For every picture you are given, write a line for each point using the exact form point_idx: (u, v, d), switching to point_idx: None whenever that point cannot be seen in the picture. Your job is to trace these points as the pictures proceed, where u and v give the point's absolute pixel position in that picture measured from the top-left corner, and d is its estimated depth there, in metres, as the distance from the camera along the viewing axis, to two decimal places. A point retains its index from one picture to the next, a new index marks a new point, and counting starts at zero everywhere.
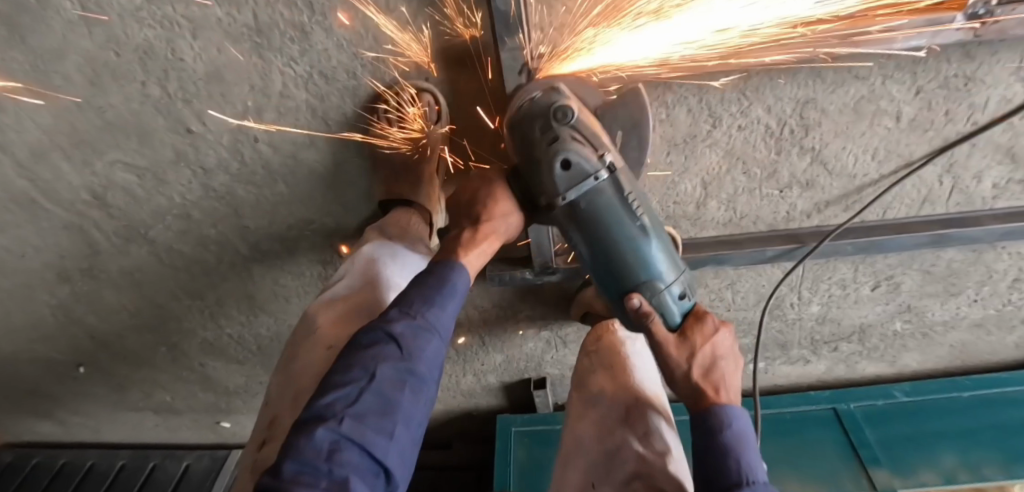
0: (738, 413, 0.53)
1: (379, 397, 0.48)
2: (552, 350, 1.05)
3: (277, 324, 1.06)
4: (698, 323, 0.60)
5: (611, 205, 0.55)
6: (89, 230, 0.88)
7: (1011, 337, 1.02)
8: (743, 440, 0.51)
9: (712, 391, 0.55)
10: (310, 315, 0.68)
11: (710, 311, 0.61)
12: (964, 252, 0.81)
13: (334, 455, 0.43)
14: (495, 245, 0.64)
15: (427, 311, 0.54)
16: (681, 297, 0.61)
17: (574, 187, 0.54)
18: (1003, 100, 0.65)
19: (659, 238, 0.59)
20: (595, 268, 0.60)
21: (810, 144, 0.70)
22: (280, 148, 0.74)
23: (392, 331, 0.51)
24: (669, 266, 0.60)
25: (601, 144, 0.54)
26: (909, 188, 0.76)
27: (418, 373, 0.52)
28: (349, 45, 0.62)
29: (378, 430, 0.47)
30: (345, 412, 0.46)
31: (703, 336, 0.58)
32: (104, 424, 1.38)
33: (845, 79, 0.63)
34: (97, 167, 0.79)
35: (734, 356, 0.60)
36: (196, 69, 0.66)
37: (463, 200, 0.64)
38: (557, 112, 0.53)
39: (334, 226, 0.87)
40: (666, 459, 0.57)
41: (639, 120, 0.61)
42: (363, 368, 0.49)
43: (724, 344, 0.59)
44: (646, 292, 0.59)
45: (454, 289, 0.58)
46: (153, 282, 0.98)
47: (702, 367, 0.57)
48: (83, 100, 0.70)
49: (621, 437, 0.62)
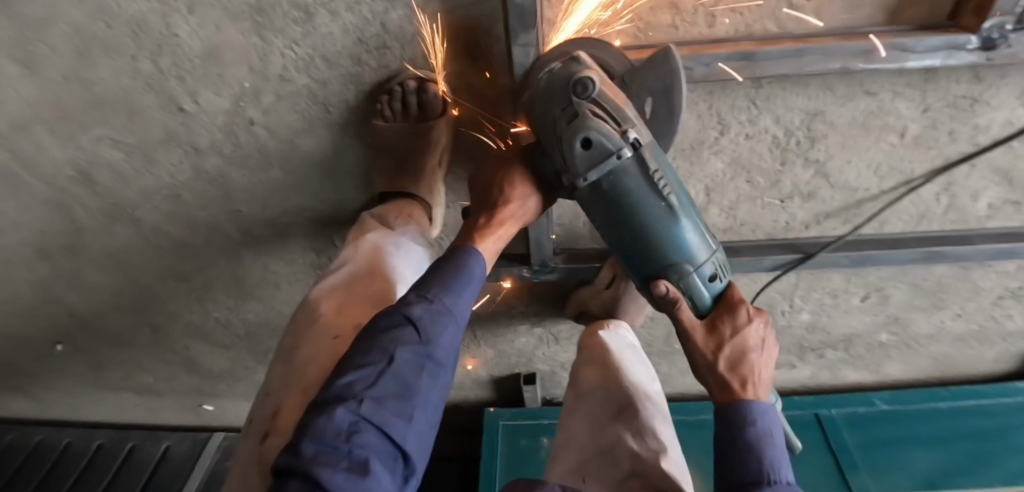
0: (765, 405, 0.51)
1: (399, 380, 0.46)
2: (544, 347, 1.05)
3: (266, 311, 1.04)
4: (730, 313, 0.57)
5: (636, 185, 0.51)
6: (71, 207, 0.85)
7: (989, 351, 1.05)
8: (765, 440, 0.48)
9: (739, 385, 0.53)
10: (311, 304, 0.64)
11: (745, 300, 0.58)
12: (954, 269, 0.83)
13: (354, 435, 0.42)
14: (513, 228, 0.62)
15: (445, 296, 0.52)
16: (712, 279, 0.58)
17: (596, 168, 0.50)
18: (1006, 123, 0.66)
19: (691, 218, 0.54)
20: (617, 250, 0.58)
21: (815, 157, 0.70)
22: (277, 133, 0.72)
23: (410, 315, 0.50)
24: (701, 248, 0.56)
25: (625, 117, 0.49)
26: (907, 204, 0.77)
27: (435, 359, 0.50)
28: (354, 30, 0.60)
29: (399, 411, 0.45)
30: (365, 394, 0.44)
31: (732, 325, 0.56)
32: (82, 403, 1.34)
33: (855, 94, 0.63)
34: (82, 142, 0.75)
35: (766, 350, 0.56)
36: (192, 46, 0.63)
37: (482, 184, 0.63)
38: (575, 85, 0.48)
39: (329, 215, 0.84)
40: (657, 457, 0.55)
41: (672, 84, 0.51)
42: (382, 349, 0.47)
43: (755, 337, 0.56)
44: (674, 276, 0.56)
45: (470, 276, 0.56)
46: (137, 263, 0.95)
47: (729, 360, 0.55)
48: (69, 72, 0.67)
49: (615, 434, 0.61)
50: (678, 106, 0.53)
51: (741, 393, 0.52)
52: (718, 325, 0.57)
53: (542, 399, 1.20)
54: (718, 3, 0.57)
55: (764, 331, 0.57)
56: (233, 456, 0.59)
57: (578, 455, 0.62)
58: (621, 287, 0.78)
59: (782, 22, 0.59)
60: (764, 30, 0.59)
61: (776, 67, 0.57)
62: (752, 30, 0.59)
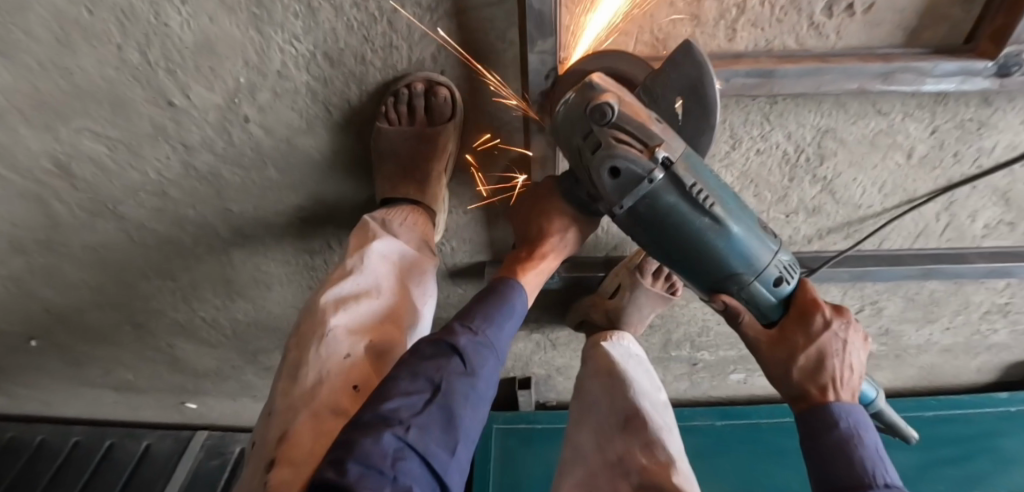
0: (849, 408, 0.51)
1: (442, 410, 0.47)
2: (541, 351, 1.04)
3: (255, 310, 1.01)
4: (802, 320, 0.54)
5: (675, 204, 0.49)
6: (48, 201, 0.80)
7: (972, 361, 1.08)
8: (853, 439, 0.48)
9: (818, 393, 0.53)
10: (314, 319, 0.61)
11: (821, 303, 0.54)
12: (947, 284, 0.84)
13: (399, 462, 0.42)
14: (556, 262, 0.66)
15: (488, 328, 0.54)
16: (778, 282, 0.55)
17: (629, 194, 0.49)
18: (1010, 146, 0.67)
19: (742, 224, 0.51)
20: (671, 266, 0.56)
21: (822, 174, 0.70)
22: (274, 131, 0.69)
23: (456, 344, 0.51)
24: (760, 252, 0.53)
25: (651, 136, 0.47)
26: (907, 221, 0.77)
27: (478, 391, 0.50)
28: (359, 28, 0.57)
29: (440, 442, 0.46)
30: (411, 420, 0.45)
31: (804, 333, 0.54)
32: (58, 399, 1.30)
33: (867, 112, 0.62)
34: (61, 133, 0.71)
35: (848, 352, 0.54)
36: (183, 38, 0.59)
37: (523, 214, 0.65)
38: (594, 113, 0.46)
39: (327, 216, 0.82)
40: (666, 471, 0.55)
41: (701, 80, 0.48)
42: (425, 378, 0.48)
43: (835, 340, 0.54)
44: (734, 288, 0.54)
45: (514, 307, 0.59)
46: (119, 259, 0.91)
47: (807, 369, 0.53)
48: (47, 60, 0.62)
49: (622, 446, 0.61)
50: (711, 103, 0.49)
51: (823, 401, 0.52)
52: (790, 335, 0.55)
53: (535, 402, 1.20)
54: (739, 16, 0.55)
55: (846, 332, 0.54)
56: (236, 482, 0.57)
57: (585, 469, 0.62)
58: (625, 297, 0.78)
59: (800, 39, 0.58)
60: (782, 46, 0.58)
61: (794, 85, 0.56)
62: (771, 45, 0.58)
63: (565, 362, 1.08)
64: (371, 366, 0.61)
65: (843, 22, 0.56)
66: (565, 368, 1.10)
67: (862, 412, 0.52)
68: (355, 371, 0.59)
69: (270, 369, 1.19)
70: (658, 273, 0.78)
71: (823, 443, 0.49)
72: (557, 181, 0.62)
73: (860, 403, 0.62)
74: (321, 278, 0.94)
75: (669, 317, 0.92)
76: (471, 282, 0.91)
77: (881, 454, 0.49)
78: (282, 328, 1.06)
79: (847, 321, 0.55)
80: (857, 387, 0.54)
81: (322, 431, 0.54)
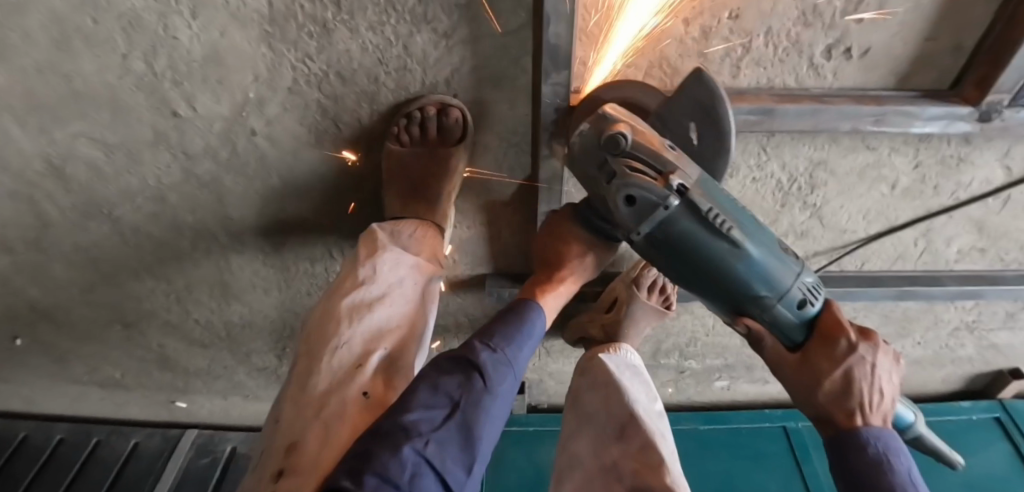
0: (880, 433, 0.51)
1: (460, 427, 0.50)
2: (534, 357, 1.08)
3: (251, 313, 1.01)
4: (826, 345, 0.53)
5: (692, 229, 0.49)
6: (40, 202, 0.79)
7: (939, 372, 1.16)
8: (885, 462, 0.48)
9: (844, 417, 0.52)
10: (326, 328, 0.62)
11: (845, 325, 0.53)
12: (920, 303, 0.90)
13: (416, 478, 0.44)
14: (573, 286, 0.69)
15: (507, 347, 0.57)
16: (801, 305, 0.54)
17: (646, 220, 0.49)
18: (985, 181, 0.71)
19: (761, 247, 0.51)
20: (695, 291, 0.56)
21: (813, 200, 0.74)
22: (280, 143, 0.69)
23: (477, 360, 0.54)
24: (783, 275, 0.52)
25: (666, 164, 0.47)
26: (888, 245, 0.82)
27: (492, 412, 0.52)
28: (374, 50, 0.57)
29: (456, 459, 0.48)
30: (429, 434, 0.47)
31: (830, 358, 0.52)
32: (42, 392, 1.28)
33: (857, 147, 0.66)
34: (57, 137, 0.69)
35: (878, 376, 0.52)
36: (192, 50, 0.58)
37: (540, 242, 0.68)
38: (608, 142, 0.47)
39: (330, 227, 0.82)
40: (659, 471, 0.58)
41: (715, 105, 0.49)
42: (444, 394, 0.51)
43: (863, 365, 0.52)
44: (756, 311, 0.54)
45: (531, 329, 0.61)
46: (112, 261, 0.89)
47: (834, 393, 0.52)
48: (46, 64, 0.60)
49: (616, 453, 0.63)
50: (726, 125, 0.50)
51: (851, 425, 0.51)
52: (814, 359, 0.54)
53: (527, 405, 1.23)
54: (745, 55, 0.57)
55: (874, 356, 0.52)
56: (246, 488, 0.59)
57: (583, 474, 0.64)
58: (622, 310, 0.82)
59: (801, 78, 0.60)
60: (783, 83, 0.61)
61: (793, 122, 0.59)
62: (773, 82, 0.61)
63: (558, 367, 1.12)
64: (381, 375, 0.62)
65: (841, 64, 0.59)
66: (557, 373, 1.14)
67: (897, 439, 0.51)
68: (366, 379, 0.60)
69: (262, 370, 1.19)
70: (653, 287, 0.82)
71: (856, 468, 0.49)
72: (573, 211, 0.65)
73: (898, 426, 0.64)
74: (320, 285, 0.94)
75: (661, 328, 0.96)
76: (471, 292, 0.93)
77: (916, 479, 0.49)
78: (278, 331, 1.06)
79: (876, 345, 0.53)
80: (888, 410, 0.53)
81: (331, 439, 0.55)
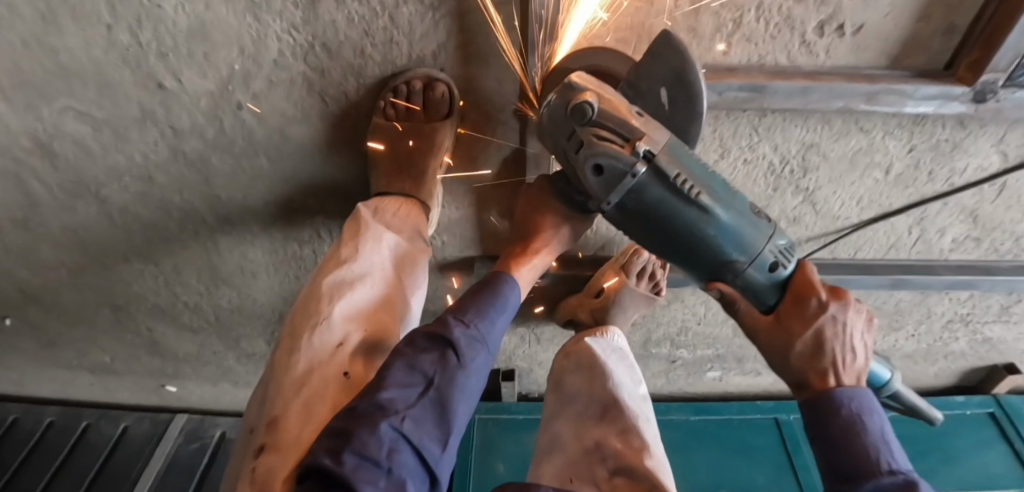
0: (854, 393, 0.48)
1: (435, 403, 0.49)
2: (524, 345, 1.08)
3: (240, 297, 1.00)
4: (797, 304, 0.50)
5: (659, 197, 0.49)
6: (27, 180, 0.78)
7: (932, 367, 1.15)
8: (855, 425, 0.46)
9: (817, 380, 0.49)
10: (309, 306, 0.61)
11: (819, 284, 0.50)
12: (913, 294, 0.90)
13: (393, 454, 0.44)
14: (547, 257, 0.68)
15: (480, 323, 0.56)
16: (773, 268, 0.52)
17: (614, 190, 0.49)
18: (979, 168, 0.70)
19: (731, 211, 0.50)
20: (670, 259, 0.55)
21: (805, 185, 0.73)
22: (267, 120, 0.68)
23: (450, 337, 0.52)
24: (754, 238, 0.51)
25: (631, 131, 0.47)
26: (881, 233, 0.81)
27: (467, 385, 0.52)
28: (360, 22, 0.57)
29: (431, 435, 0.48)
30: (405, 412, 0.46)
31: (800, 318, 0.50)
32: (33, 376, 1.28)
33: (849, 130, 0.65)
34: (43, 112, 0.68)
35: (850, 334, 0.49)
36: (177, 22, 0.57)
37: (517, 215, 0.68)
38: (574, 113, 0.47)
39: (316, 208, 0.82)
40: (642, 456, 0.58)
41: (685, 72, 0.48)
42: (420, 372, 0.50)
43: (834, 325, 0.48)
44: (729, 275, 0.53)
45: (506, 302, 0.61)
46: (100, 242, 0.89)
47: (805, 355, 0.50)
48: (30, 37, 0.59)
49: (598, 433, 0.63)
50: (698, 94, 0.49)
51: (824, 389, 0.49)
52: (787, 321, 0.51)
53: (517, 394, 1.22)
54: (735, 31, 0.57)
55: (844, 316, 0.48)
56: (233, 462, 0.59)
57: (564, 457, 0.63)
58: (610, 296, 0.81)
59: (792, 57, 0.59)
60: (774, 62, 0.60)
61: (784, 100, 0.58)
62: (764, 61, 0.60)
63: (548, 356, 1.12)
64: (361, 356, 0.60)
65: (833, 42, 0.58)
66: (547, 361, 1.14)
67: (873, 399, 0.48)
68: (346, 359, 0.59)
69: (252, 356, 1.18)
70: (642, 273, 0.81)
71: (826, 430, 0.47)
72: (546, 180, 0.64)
73: (873, 384, 0.62)
74: (309, 268, 0.94)
75: (651, 317, 0.96)
76: (461, 277, 0.92)
77: (888, 438, 0.47)
78: (266, 316, 1.05)
79: (848, 304, 0.49)
80: (862, 369, 0.50)
81: (311, 417, 0.54)
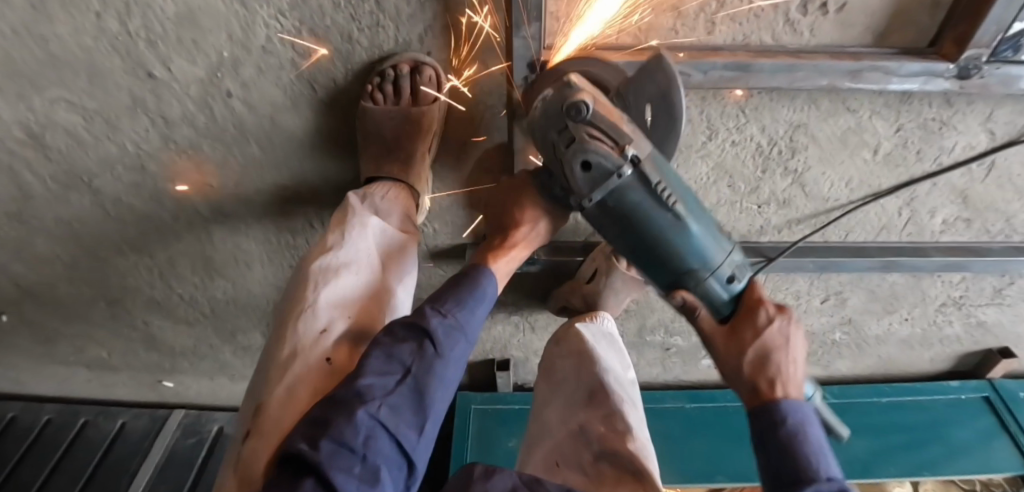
0: (798, 406, 0.51)
1: (413, 392, 0.49)
2: (519, 334, 1.09)
3: (235, 289, 1.01)
4: (748, 316, 0.55)
5: (638, 201, 0.49)
6: (20, 172, 0.78)
7: (928, 352, 1.15)
8: (798, 433, 0.49)
9: (767, 385, 0.53)
10: (297, 293, 0.62)
11: (766, 299, 0.56)
12: (906, 276, 0.90)
13: (370, 441, 0.44)
14: (523, 252, 0.68)
15: (458, 312, 0.55)
16: (729, 282, 0.55)
17: (599, 188, 0.48)
18: (967, 146, 0.71)
19: (701, 225, 0.52)
20: (634, 262, 0.56)
21: (794, 166, 0.73)
22: (257, 108, 0.68)
23: (427, 327, 0.52)
24: (716, 251, 0.53)
25: (623, 135, 0.46)
26: (872, 214, 0.81)
27: (443, 374, 0.52)
28: (347, 6, 0.57)
29: (408, 423, 0.48)
30: (382, 399, 0.47)
31: (752, 329, 0.54)
32: (31, 372, 1.28)
33: (837, 110, 0.65)
34: (35, 102, 0.69)
35: (791, 348, 0.55)
36: (165, 9, 0.57)
37: (497, 207, 0.67)
38: (570, 109, 0.46)
39: (307, 196, 0.82)
40: (625, 439, 0.58)
41: (669, 93, 0.48)
42: (397, 361, 0.50)
43: (778, 337, 0.54)
44: (690, 282, 0.54)
45: (484, 294, 0.60)
46: (94, 234, 0.89)
47: (755, 362, 0.54)
48: (20, 26, 0.60)
49: (584, 417, 0.63)
50: (678, 112, 0.49)
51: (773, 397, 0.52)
52: (739, 330, 0.55)
53: (513, 384, 1.22)
54: (719, 10, 0.57)
55: (787, 329, 0.55)
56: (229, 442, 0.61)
57: (551, 440, 0.63)
58: (602, 282, 0.81)
59: (777, 36, 0.60)
60: (759, 41, 0.60)
61: (770, 79, 0.58)
62: (748, 41, 0.60)
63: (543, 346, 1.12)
64: (346, 343, 0.61)
65: (817, 20, 0.58)
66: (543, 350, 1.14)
67: (811, 412, 0.51)
68: (329, 345, 0.59)
69: (248, 349, 1.19)
70: None
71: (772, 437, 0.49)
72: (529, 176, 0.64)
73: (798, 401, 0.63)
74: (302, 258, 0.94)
75: (645, 303, 0.96)
76: (454, 265, 0.93)
77: (826, 449, 0.49)
78: (261, 308, 1.06)
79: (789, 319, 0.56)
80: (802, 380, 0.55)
81: (291, 403, 0.55)
